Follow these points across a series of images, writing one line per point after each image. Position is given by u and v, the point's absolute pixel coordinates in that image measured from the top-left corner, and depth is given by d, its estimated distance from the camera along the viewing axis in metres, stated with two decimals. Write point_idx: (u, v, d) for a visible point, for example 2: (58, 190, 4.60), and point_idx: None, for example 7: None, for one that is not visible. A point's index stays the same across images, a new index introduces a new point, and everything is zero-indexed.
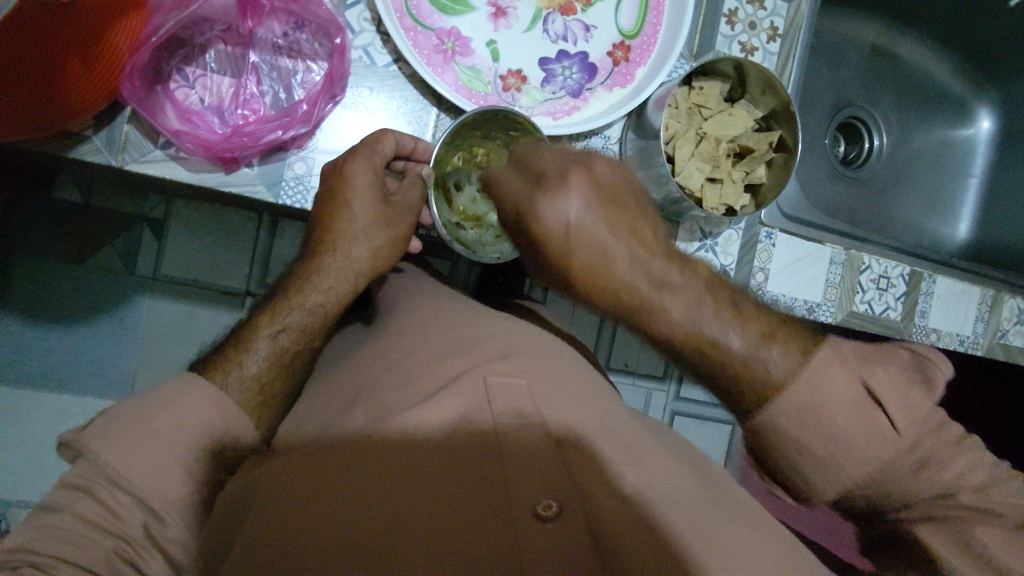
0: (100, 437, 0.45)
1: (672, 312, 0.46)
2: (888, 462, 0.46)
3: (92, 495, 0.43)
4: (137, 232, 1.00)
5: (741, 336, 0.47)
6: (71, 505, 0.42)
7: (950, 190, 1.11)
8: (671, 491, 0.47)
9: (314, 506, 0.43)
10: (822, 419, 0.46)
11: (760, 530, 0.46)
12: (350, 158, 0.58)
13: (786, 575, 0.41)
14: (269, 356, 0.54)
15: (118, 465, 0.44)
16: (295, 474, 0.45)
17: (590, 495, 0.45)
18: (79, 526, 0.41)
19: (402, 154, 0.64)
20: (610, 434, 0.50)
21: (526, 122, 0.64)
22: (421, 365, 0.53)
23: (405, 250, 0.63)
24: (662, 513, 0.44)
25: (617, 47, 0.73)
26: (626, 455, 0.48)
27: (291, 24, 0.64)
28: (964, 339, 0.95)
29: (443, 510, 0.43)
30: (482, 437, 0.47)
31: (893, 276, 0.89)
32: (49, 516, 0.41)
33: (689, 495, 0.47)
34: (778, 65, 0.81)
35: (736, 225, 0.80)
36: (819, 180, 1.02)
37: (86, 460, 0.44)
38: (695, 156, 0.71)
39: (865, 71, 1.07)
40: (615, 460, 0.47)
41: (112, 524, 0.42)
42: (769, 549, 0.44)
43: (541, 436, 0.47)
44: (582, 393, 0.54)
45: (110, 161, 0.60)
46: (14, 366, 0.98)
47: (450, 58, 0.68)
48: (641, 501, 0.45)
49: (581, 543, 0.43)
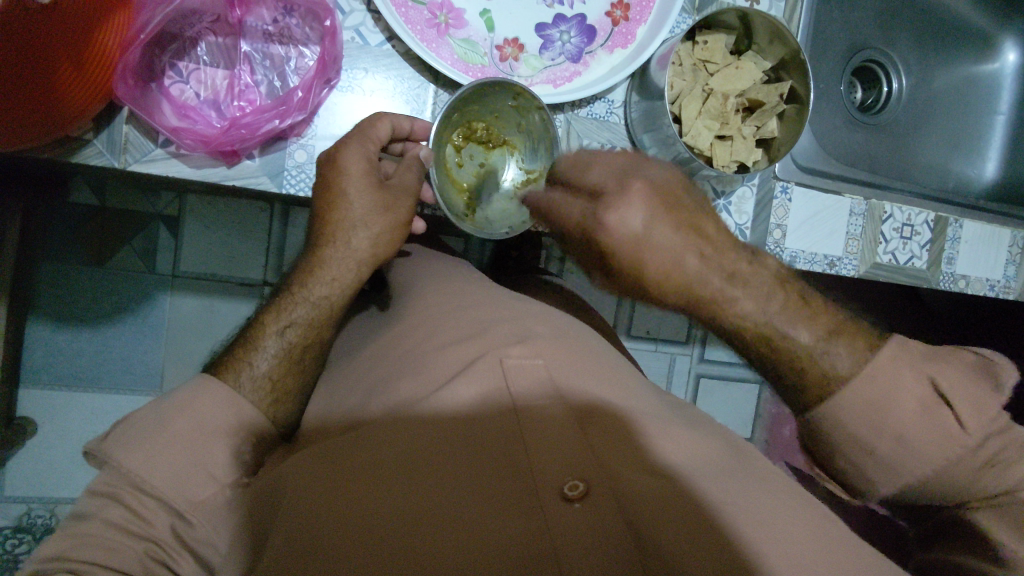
0: (122, 446, 0.46)
1: (742, 306, 0.45)
2: (952, 458, 0.47)
3: (119, 501, 0.44)
4: (154, 230, 1.01)
5: (809, 331, 0.47)
6: (99, 512, 0.43)
7: (977, 129, 1.07)
8: (695, 463, 0.46)
9: (341, 496, 0.42)
10: (864, 397, 0.47)
11: (788, 497, 0.45)
12: (345, 146, 0.58)
13: (817, 545, 0.41)
14: (279, 353, 0.54)
15: (141, 470, 0.45)
16: (318, 465, 0.45)
17: (616, 471, 0.45)
18: (107, 530, 0.42)
19: (400, 135, 0.63)
20: (628, 411, 0.50)
21: (523, 91, 0.63)
22: (432, 353, 0.52)
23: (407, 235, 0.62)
24: (695, 485, 0.44)
25: (616, 6, 0.70)
26: (649, 429, 0.48)
27: (280, 9, 0.63)
28: (995, 283, 0.92)
29: (467, 491, 0.42)
30: (503, 417, 0.47)
31: (916, 224, 0.86)
32: (79, 523, 0.43)
33: (713, 466, 0.46)
34: (786, 11, 0.79)
35: (750, 181, 0.78)
36: (838, 128, 0.98)
37: (112, 465, 0.45)
38: (703, 113, 0.69)
39: (884, 10, 1.01)
40: (636, 434, 0.47)
41: (141, 528, 0.44)
42: (798, 516, 0.43)
43: (563, 415, 0.47)
44: (601, 369, 0.53)
45: (112, 163, 0.59)
46: (46, 370, 1.00)
47: (444, 31, 0.66)
48: (668, 473, 0.45)
49: (608, 519, 0.42)
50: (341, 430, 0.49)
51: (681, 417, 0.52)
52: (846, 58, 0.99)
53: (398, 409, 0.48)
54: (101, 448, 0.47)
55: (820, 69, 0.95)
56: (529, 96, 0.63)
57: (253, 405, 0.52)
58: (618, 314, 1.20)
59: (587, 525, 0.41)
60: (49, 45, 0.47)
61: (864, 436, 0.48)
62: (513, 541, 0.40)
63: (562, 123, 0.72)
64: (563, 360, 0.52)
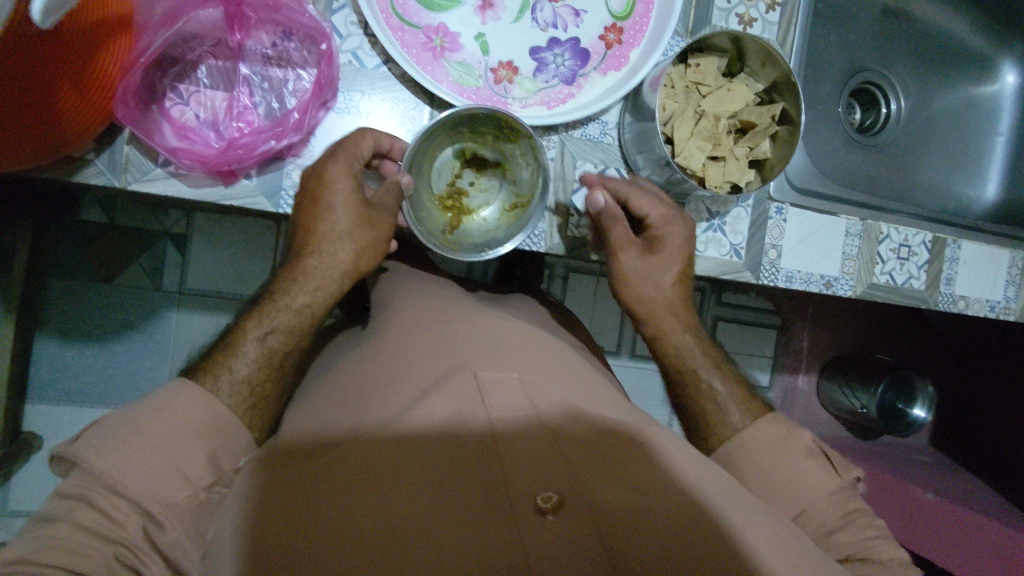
0: (94, 449, 0.46)
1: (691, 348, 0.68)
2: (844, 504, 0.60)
3: (89, 502, 0.44)
4: (162, 247, 1.03)
5: (732, 394, 0.66)
6: (69, 514, 0.43)
7: (976, 150, 1.07)
8: (652, 470, 0.48)
9: (312, 520, 0.43)
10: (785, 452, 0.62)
11: (758, 517, 0.47)
12: (329, 161, 0.59)
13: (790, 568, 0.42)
14: (257, 358, 0.55)
15: (113, 472, 0.46)
16: (291, 483, 0.46)
17: (588, 484, 0.46)
18: (77, 533, 0.42)
19: (380, 152, 0.65)
20: (599, 418, 0.51)
21: (507, 118, 0.64)
22: (410, 363, 0.54)
23: (387, 250, 0.63)
24: (657, 498, 0.46)
25: (609, 30, 0.72)
26: (620, 445, 0.49)
27: (278, 33, 0.65)
28: (995, 304, 0.91)
29: (448, 501, 0.44)
30: (474, 433, 0.47)
31: (914, 245, 0.86)
32: (48, 526, 0.42)
33: (675, 477, 0.47)
34: (779, 34, 0.80)
35: (744, 202, 0.78)
36: (837, 148, 0.98)
37: (82, 468, 0.46)
38: (695, 135, 0.69)
39: (880, 33, 1.02)
40: (607, 448, 0.49)
41: (112, 531, 0.44)
42: (774, 545, 0.44)
43: (535, 430, 0.47)
44: (573, 380, 0.54)
45: (113, 183, 0.61)
46: (55, 384, 1.01)
47: (439, 55, 0.68)
48: (636, 487, 0.46)
49: (584, 537, 0.43)
50: (313, 441, 0.50)
51: (649, 428, 0.53)
52: (843, 80, 0.99)
53: (370, 422, 0.49)
54: (81, 454, 0.46)
55: (818, 90, 0.96)
56: (513, 122, 0.64)
57: (231, 410, 0.53)
58: (621, 333, 1.21)
59: (560, 538, 0.43)
60: (63, 65, 0.49)
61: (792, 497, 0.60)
62: (484, 549, 0.42)
63: (555, 144, 0.73)
64: (533, 370, 0.53)
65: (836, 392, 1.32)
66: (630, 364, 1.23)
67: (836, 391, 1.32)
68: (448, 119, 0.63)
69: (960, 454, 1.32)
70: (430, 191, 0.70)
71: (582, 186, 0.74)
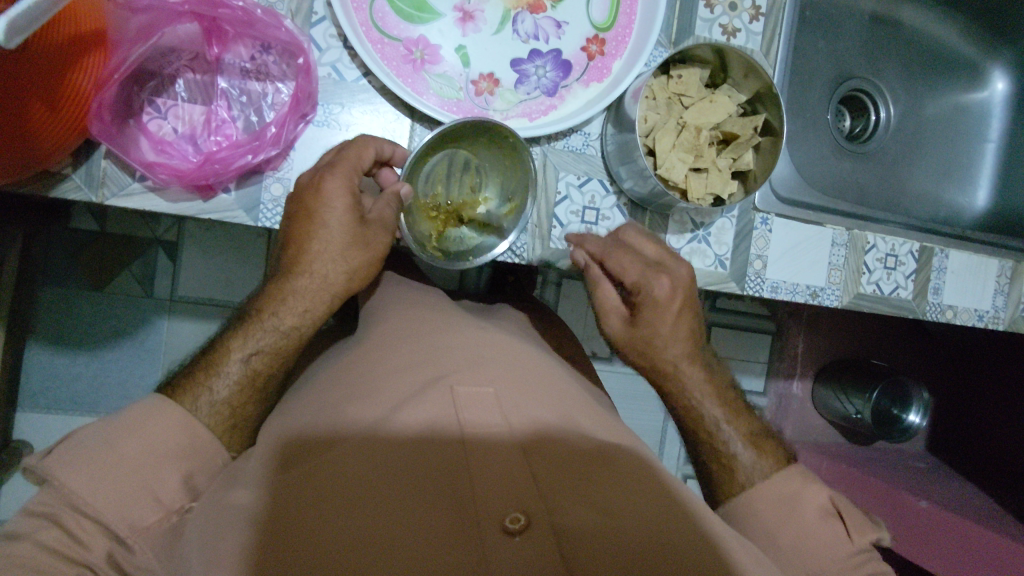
0: (68, 467, 0.47)
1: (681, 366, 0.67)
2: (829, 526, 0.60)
3: (58, 523, 0.45)
4: (153, 254, 1.02)
5: (718, 413, 0.66)
6: (35, 533, 0.43)
7: (964, 157, 1.07)
8: (622, 492, 0.48)
9: (294, 521, 0.43)
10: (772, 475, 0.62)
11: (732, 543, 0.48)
12: (322, 176, 0.58)
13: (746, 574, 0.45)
14: (239, 379, 0.55)
15: (84, 493, 0.46)
16: (274, 485, 0.45)
17: (556, 501, 0.46)
18: (42, 555, 0.42)
19: (381, 161, 0.64)
20: (569, 436, 0.51)
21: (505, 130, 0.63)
22: (388, 375, 0.54)
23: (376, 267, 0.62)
24: (621, 519, 0.46)
25: (591, 41, 0.71)
26: (590, 467, 0.49)
27: (257, 47, 0.65)
28: (984, 313, 0.91)
29: (417, 509, 0.44)
30: (447, 444, 0.47)
31: (901, 254, 0.86)
32: (10, 544, 0.42)
33: (642, 497, 0.48)
34: (764, 44, 0.80)
35: (729, 213, 0.78)
36: (825, 156, 0.98)
37: (57, 486, 0.46)
38: (676, 146, 0.69)
39: (868, 39, 1.01)
40: (578, 466, 0.49)
41: (79, 553, 0.44)
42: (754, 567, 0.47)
43: (508, 444, 0.47)
44: (548, 391, 0.55)
45: (90, 198, 0.61)
46: (44, 392, 1.01)
47: (419, 67, 0.68)
48: (603, 508, 0.46)
49: (547, 556, 0.43)
50: (290, 445, 0.49)
51: (621, 448, 0.53)
52: (831, 87, 0.99)
53: (349, 429, 0.49)
54: (55, 472, 0.46)
55: (805, 98, 0.96)
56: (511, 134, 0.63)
57: (209, 431, 0.53)
58: None
59: (528, 558, 0.42)
60: (27, 80, 0.48)
61: (775, 519, 0.61)
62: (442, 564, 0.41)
63: (538, 155, 0.73)
64: (508, 386, 0.52)
65: (832, 399, 1.32)
66: (624, 372, 1.23)
67: (831, 396, 1.32)
68: (449, 129, 0.61)
69: (956, 462, 1.32)
70: (420, 198, 0.67)
71: (565, 198, 0.73)
